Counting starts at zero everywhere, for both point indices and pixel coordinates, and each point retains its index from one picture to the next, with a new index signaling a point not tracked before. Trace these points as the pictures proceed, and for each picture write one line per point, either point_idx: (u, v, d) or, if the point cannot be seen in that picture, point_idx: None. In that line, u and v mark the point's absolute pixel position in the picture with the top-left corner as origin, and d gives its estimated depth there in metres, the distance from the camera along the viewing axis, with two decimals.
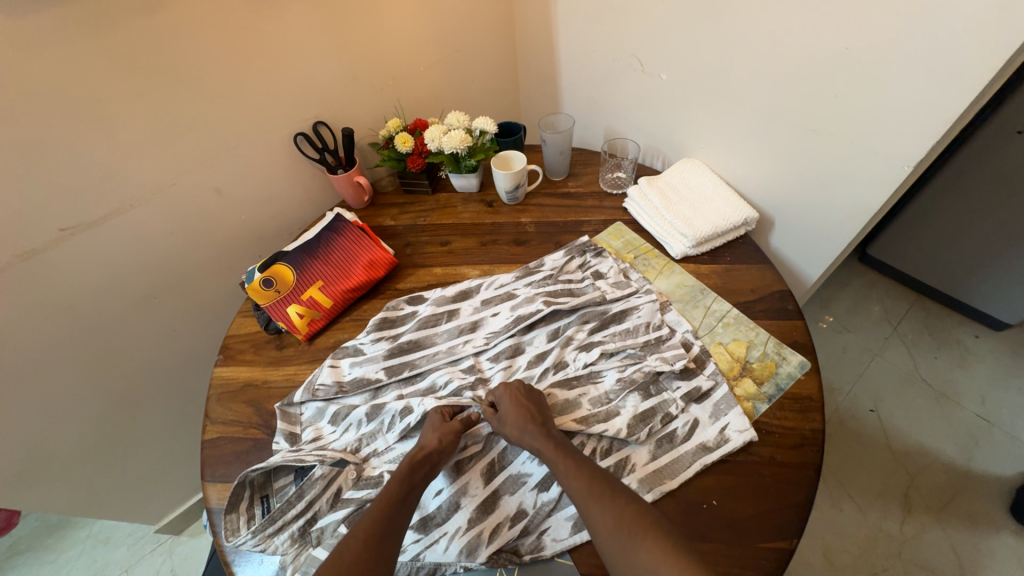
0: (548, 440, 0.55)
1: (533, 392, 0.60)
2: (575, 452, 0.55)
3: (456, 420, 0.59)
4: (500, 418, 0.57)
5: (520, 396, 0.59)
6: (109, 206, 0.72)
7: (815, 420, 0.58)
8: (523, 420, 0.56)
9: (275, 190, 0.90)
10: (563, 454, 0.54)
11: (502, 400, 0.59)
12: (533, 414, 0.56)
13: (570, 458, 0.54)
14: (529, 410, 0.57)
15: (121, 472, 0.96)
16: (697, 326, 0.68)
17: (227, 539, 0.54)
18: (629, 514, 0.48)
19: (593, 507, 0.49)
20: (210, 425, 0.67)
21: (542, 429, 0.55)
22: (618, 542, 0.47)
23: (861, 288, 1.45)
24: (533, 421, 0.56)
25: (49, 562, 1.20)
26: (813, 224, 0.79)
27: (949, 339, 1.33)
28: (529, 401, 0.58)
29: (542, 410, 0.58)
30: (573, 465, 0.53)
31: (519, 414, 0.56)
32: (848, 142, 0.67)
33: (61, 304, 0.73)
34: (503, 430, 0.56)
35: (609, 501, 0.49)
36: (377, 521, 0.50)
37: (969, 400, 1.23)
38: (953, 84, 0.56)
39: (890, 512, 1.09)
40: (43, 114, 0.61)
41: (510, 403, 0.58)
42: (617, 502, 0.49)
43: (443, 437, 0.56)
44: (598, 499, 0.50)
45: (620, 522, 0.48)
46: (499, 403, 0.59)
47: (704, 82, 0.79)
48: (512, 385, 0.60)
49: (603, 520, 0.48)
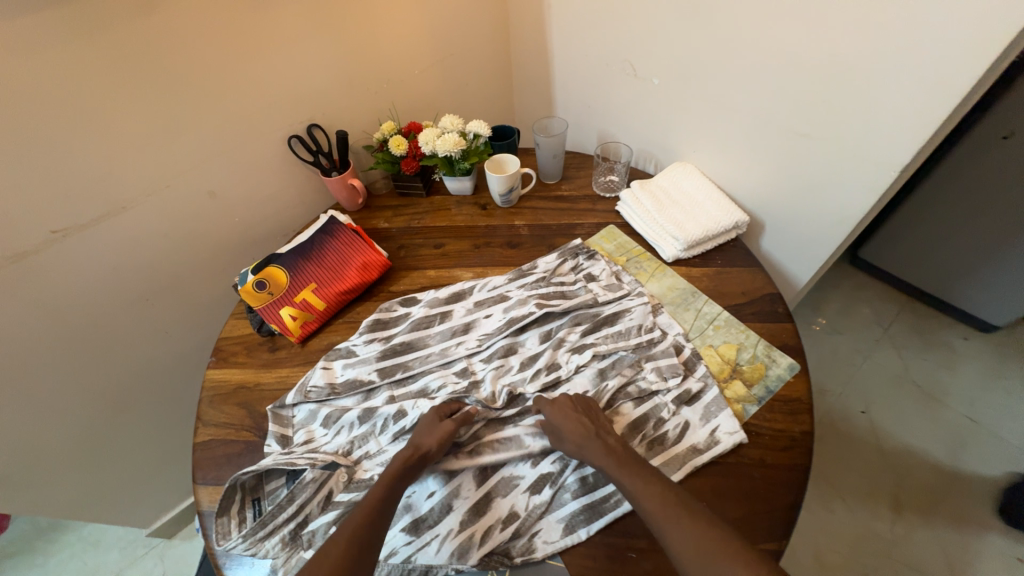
0: (608, 454, 0.53)
1: (587, 405, 0.59)
2: (640, 466, 0.52)
3: (449, 420, 0.58)
4: (557, 431, 0.56)
5: (571, 409, 0.58)
6: (101, 207, 0.72)
7: (804, 422, 0.59)
8: (578, 432, 0.55)
9: (268, 192, 0.90)
10: (625, 467, 0.52)
11: (552, 415, 0.57)
12: (588, 427, 0.55)
13: (634, 470, 0.51)
14: (583, 423, 0.56)
15: (113, 474, 0.95)
16: (689, 329, 0.69)
17: (218, 543, 0.53)
18: (706, 531, 0.44)
19: (670, 528, 0.46)
20: (202, 427, 0.67)
21: (601, 441, 0.54)
22: (700, 564, 0.43)
23: (852, 290, 1.46)
24: (589, 433, 0.54)
25: (39, 565, 1.19)
26: (803, 228, 0.80)
27: (938, 340, 1.35)
28: (582, 414, 0.57)
29: (598, 422, 0.57)
30: (641, 481, 0.50)
31: (575, 428, 0.55)
32: (838, 147, 0.68)
33: (52, 305, 0.73)
34: (564, 445, 0.55)
35: (683, 517, 0.46)
36: (364, 519, 0.49)
37: (956, 401, 1.24)
38: (936, 92, 0.56)
39: (881, 512, 1.10)
40: (36, 114, 0.61)
41: (563, 417, 0.57)
42: (695, 521, 0.45)
43: (440, 440, 0.56)
44: (673, 515, 0.46)
45: (698, 539, 0.44)
46: (551, 419, 0.58)
47: (695, 85, 0.79)
48: (562, 399, 0.60)
49: (682, 542, 0.44)
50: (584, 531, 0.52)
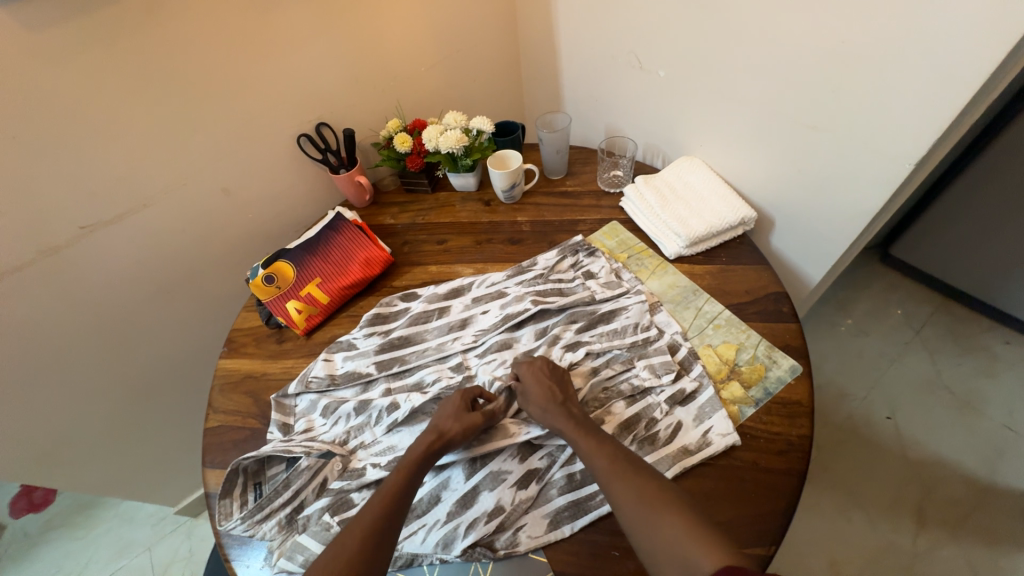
0: (569, 419, 0.56)
1: (558, 371, 0.61)
2: (597, 431, 0.55)
3: (477, 412, 0.59)
4: (524, 393, 0.60)
5: (543, 374, 0.61)
6: (124, 204, 0.76)
7: (803, 426, 0.57)
8: (544, 397, 0.58)
9: (280, 189, 0.93)
10: (585, 433, 0.55)
11: (525, 376, 0.61)
12: (555, 393, 0.58)
13: (593, 436, 0.55)
14: (551, 388, 0.59)
15: (141, 455, 1.02)
16: (687, 328, 0.67)
17: (220, 523, 0.57)
18: (650, 489, 0.49)
19: (617, 484, 0.50)
20: (212, 414, 0.70)
21: (563, 407, 0.57)
22: (639, 516, 0.47)
23: (882, 290, 1.39)
24: (554, 398, 0.58)
25: (80, 537, 1.28)
26: (814, 225, 0.77)
27: (976, 345, 1.27)
28: (552, 380, 0.60)
29: (565, 389, 0.59)
30: (595, 443, 0.54)
31: (541, 392, 0.58)
32: (848, 140, 0.65)
33: (82, 297, 0.78)
34: (527, 405, 0.58)
35: (631, 478, 0.50)
36: (383, 502, 0.51)
37: (994, 410, 1.17)
38: (952, 80, 0.53)
39: (903, 524, 1.05)
40: (62, 117, 0.65)
41: (534, 382, 0.60)
42: (641, 478, 0.50)
43: (462, 429, 0.57)
44: (620, 474, 0.50)
45: (642, 495, 0.48)
46: (522, 380, 0.61)
47: (703, 76, 0.77)
48: (536, 362, 0.62)
49: (625, 495, 0.49)
50: (568, 527, 0.53)
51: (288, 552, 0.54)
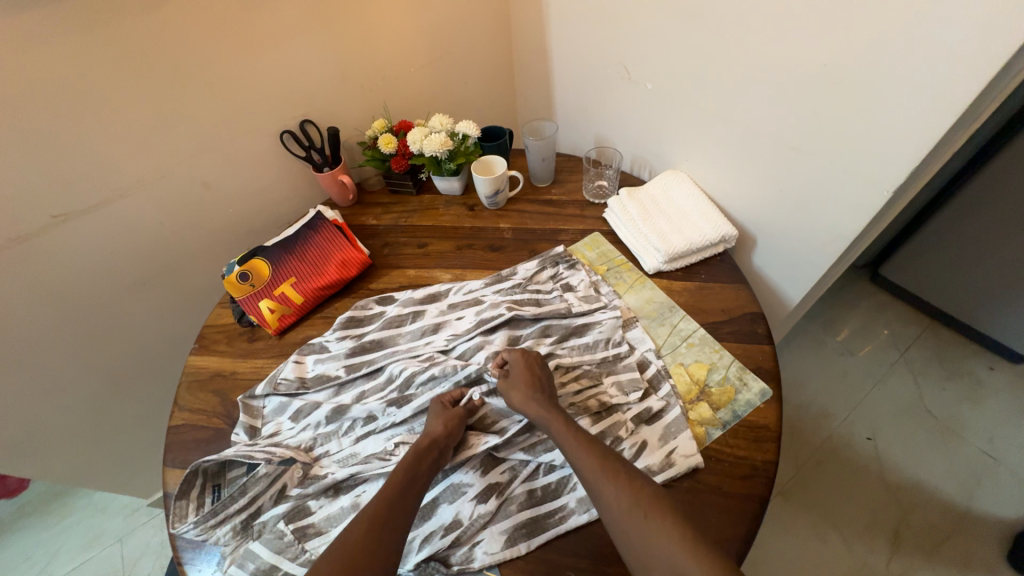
0: (555, 412, 0.56)
1: (544, 366, 0.61)
2: (583, 430, 0.55)
3: (458, 407, 0.60)
4: (510, 382, 0.60)
5: (533, 366, 0.61)
6: (100, 194, 0.75)
7: (768, 451, 0.56)
8: (529, 387, 0.58)
9: (262, 185, 0.92)
10: (574, 429, 0.54)
11: (516, 364, 0.61)
12: (542, 386, 0.58)
13: (579, 433, 0.54)
14: (539, 381, 0.59)
15: (112, 447, 1.01)
16: (661, 344, 0.67)
17: (173, 525, 0.55)
18: (641, 491, 0.48)
19: (605, 484, 0.49)
20: (177, 411, 0.69)
21: (549, 400, 0.57)
22: (630, 518, 0.46)
23: (869, 310, 1.38)
24: (540, 390, 0.58)
25: (51, 525, 1.27)
26: (794, 247, 0.76)
27: (960, 369, 1.26)
28: (540, 373, 0.60)
29: (550, 384, 0.60)
30: (583, 440, 0.53)
31: (527, 382, 0.59)
32: (830, 163, 0.64)
33: (53, 286, 0.76)
34: (511, 395, 0.58)
35: (621, 477, 0.49)
36: (382, 501, 0.50)
37: (975, 435, 1.16)
38: (931, 109, 0.52)
39: (879, 547, 1.04)
40: (35, 104, 0.64)
41: (523, 371, 0.60)
42: (630, 479, 0.49)
43: (447, 424, 0.58)
44: (609, 473, 0.49)
45: (633, 496, 0.47)
46: (512, 367, 0.62)
47: (688, 91, 0.76)
48: (526, 354, 0.62)
49: (615, 497, 0.48)
50: (525, 545, 0.52)
51: (239, 559, 0.53)
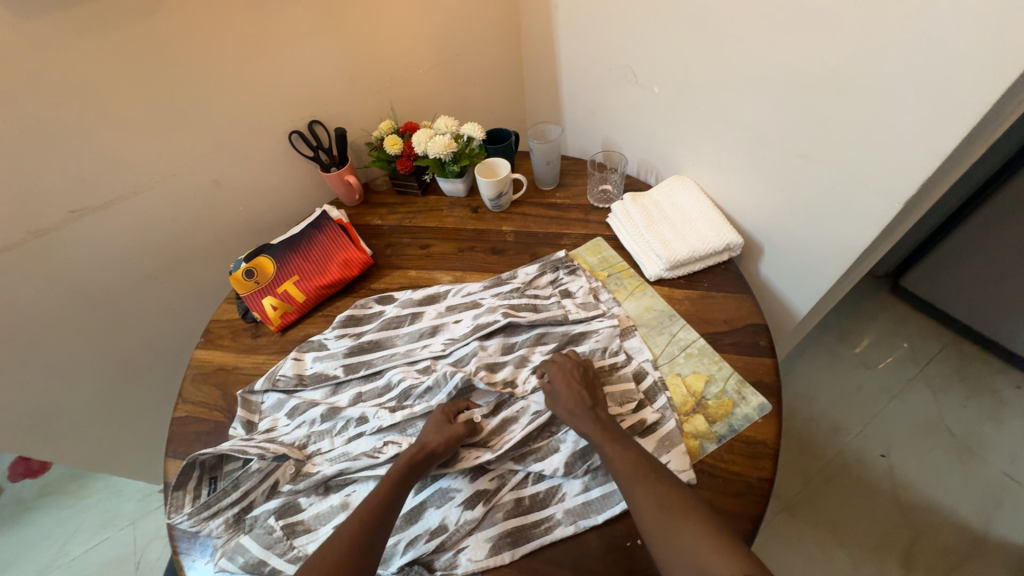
0: (597, 423, 0.55)
1: (589, 375, 0.61)
2: (622, 437, 0.54)
3: (459, 424, 0.59)
4: (554, 396, 0.59)
5: (574, 377, 0.60)
6: (115, 190, 0.77)
7: (764, 469, 0.54)
8: (573, 400, 0.57)
9: (272, 184, 0.94)
10: (610, 437, 0.54)
11: (556, 378, 0.60)
12: (584, 397, 0.57)
13: (618, 441, 0.54)
14: (581, 392, 0.58)
15: (124, 434, 1.04)
16: (658, 354, 0.66)
17: (169, 515, 0.56)
18: (672, 495, 0.48)
19: (639, 490, 0.49)
20: (181, 403, 0.71)
21: (593, 411, 0.56)
22: (657, 521, 0.46)
23: (888, 323, 1.34)
24: (583, 402, 0.57)
25: (69, 506, 1.32)
26: (802, 257, 0.74)
27: (984, 388, 1.21)
28: (583, 384, 0.59)
29: (595, 393, 0.59)
30: (621, 449, 0.53)
31: (570, 395, 0.58)
32: (838, 172, 0.62)
33: (68, 278, 0.79)
34: (556, 407, 0.57)
35: (654, 483, 0.49)
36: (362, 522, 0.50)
37: (997, 457, 1.11)
38: (943, 119, 0.50)
39: (889, 569, 1.00)
40: (53, 103, 0.66)
41: (564, 384, 0.59)
42: (661, 485, 0.49)
43: (445, 441, 0.57)
44: (642, 481, 0.49)
45: (663, 502, 0.47)
46: (552, 380, 0.60)
47: (695, 96, 0.75)
48: (567, 365, 0.62)
49: (645, 502, 0.48)
50: (509, 554, 0.52)
51: (229, 552, 0.54)
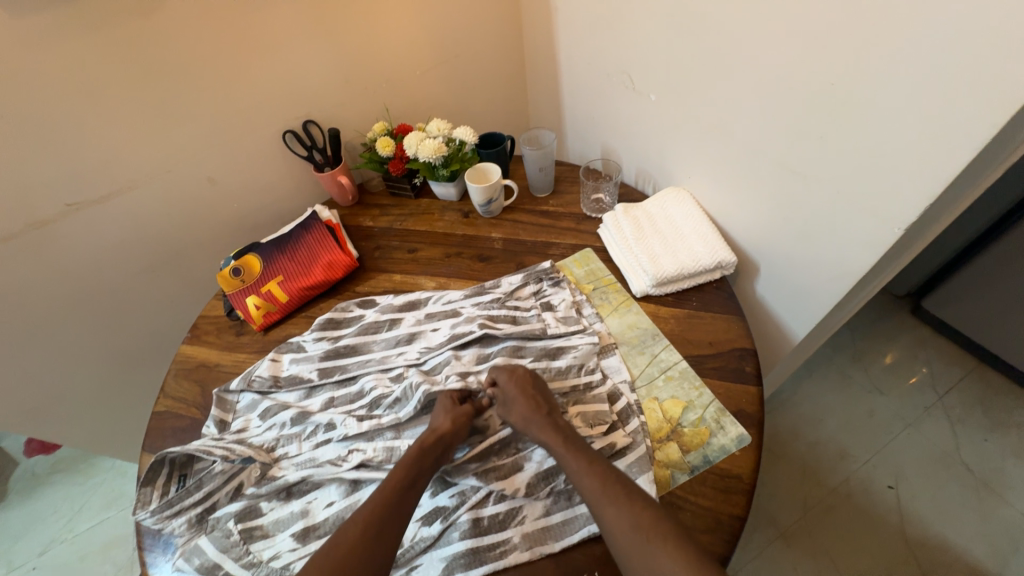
0: (556, 432, 0.55)
1: (541, 382, 0.60)
2: (585, 448, 0.54)
3: (467, 405, 0.61)
4: (508, 405, 0.58)
5: (529, 385, 0.59)
6: (112, 185, 0.79)
7: (736, 505, 0.51)
8: (529, 407, 0.56)
9: (267, 182, 0.95)
10: (572, 447, 0.53)
11: (508, 385, 0.59)
12: (540, 403, 0.57)
13: (579, 452, 0.53)
14: (537, 400, 0.57)
15: (121, 419, 1.07)
16: (637, 375, 0.63)
17: (134, 511, 0.56)
18: (646, 516, 0.46)
19: (609, 509, 0.48)
20: (161, 398, 0.72)
21: (549, 418, 0.56)
22: (634, 544, 0.45)
23: (905, 346, 1.26)
24: (539, 409, 0.56)
25: (77, 483, 1.38)
26: (800, 279, 0.70)
27: (1007, 422, 1.13)
28: (538, 392, 0.58)
29: (549, 400, 0.58)
30: (584, 461, 0.52)
31: (526, 402, 0.57)
32: (836, 191, 0.58)
33: (66, 269, 0.81)
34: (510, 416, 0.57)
35: (624, 503, 0.47)
36: (379, 504, 0.51)
37: (1019, 497, 1.03)
38: (950, 142, 0.46)
39: None
40: (49, 99, 0.68)
41: (518, 392, 0.58)
42: (634, 505, 0.47)
43: (454, 421, 0.58)
44: (613, 499, 0.48)
45: (635, 522, 0.46)
46: (507, 389, 0.59)
47: (693, 105, 0.72)
48: (519, 372, 0.61)
49: (617, 522, 0.47)
50: None
51: (187, 553, 0.54)
